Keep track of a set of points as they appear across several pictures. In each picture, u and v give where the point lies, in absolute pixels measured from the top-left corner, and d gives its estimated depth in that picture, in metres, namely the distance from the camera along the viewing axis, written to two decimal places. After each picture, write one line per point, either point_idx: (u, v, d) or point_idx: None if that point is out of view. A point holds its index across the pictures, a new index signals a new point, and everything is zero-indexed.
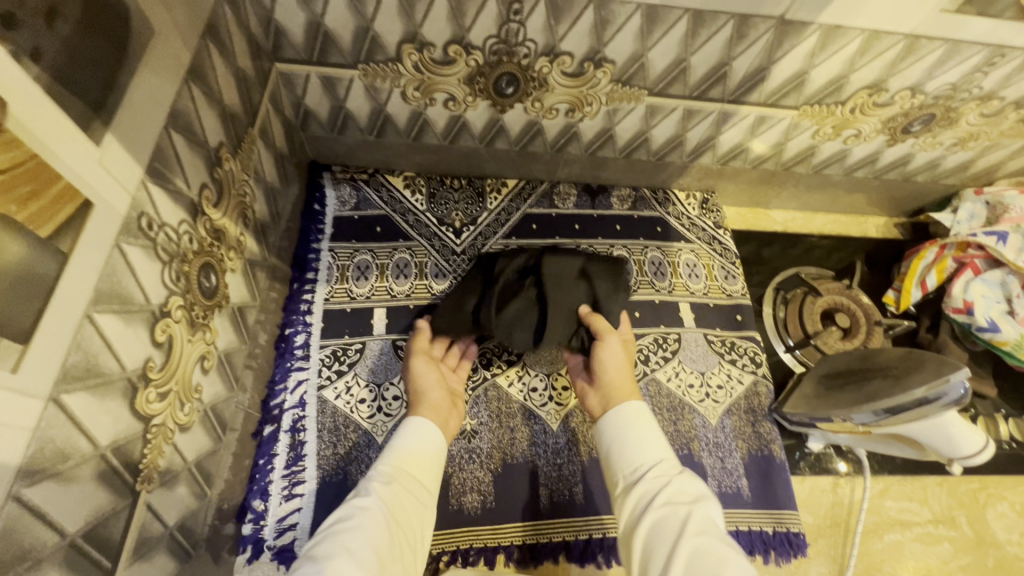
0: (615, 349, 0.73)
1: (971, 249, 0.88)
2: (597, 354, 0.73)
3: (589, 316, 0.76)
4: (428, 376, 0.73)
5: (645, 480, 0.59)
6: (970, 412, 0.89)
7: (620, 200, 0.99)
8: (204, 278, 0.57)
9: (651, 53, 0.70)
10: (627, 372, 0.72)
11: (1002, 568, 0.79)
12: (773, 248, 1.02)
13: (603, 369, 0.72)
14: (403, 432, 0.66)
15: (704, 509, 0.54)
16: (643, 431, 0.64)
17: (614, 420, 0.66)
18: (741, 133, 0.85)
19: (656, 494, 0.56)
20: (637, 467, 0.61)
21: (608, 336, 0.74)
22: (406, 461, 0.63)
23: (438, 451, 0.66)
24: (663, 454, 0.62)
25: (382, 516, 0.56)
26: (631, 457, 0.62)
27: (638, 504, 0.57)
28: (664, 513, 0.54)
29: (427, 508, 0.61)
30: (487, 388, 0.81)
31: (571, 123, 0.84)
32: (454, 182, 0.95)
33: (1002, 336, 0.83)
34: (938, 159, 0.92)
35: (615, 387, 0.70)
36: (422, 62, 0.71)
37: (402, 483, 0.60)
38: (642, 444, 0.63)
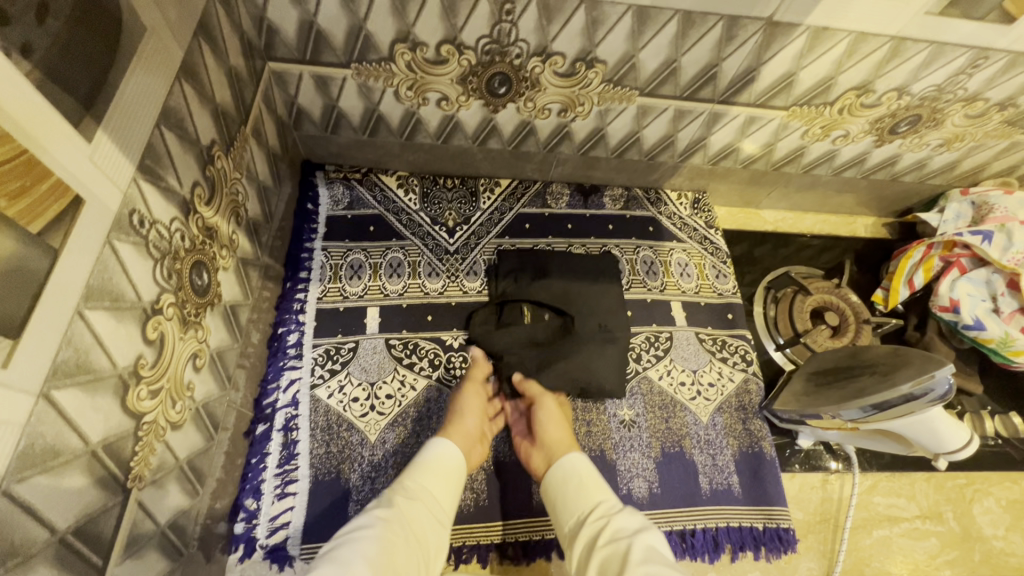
0: (552, 407, 0.74)
1: (957, 249, 0.89)
2: (536, 415, 0.74)
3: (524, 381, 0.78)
4: (472, 403, 0.74)
5: (587, 525, 0.59)
6: (957, 409, 0.90)
7: (612, 200, 1.00)
8: (196, 276, 0.57)
9: (642, 53, 0.70)
10: (565, 428, 0.73)
11: (988, 562, 0.80)
12: (764, 247, 1.03)
13: (541, 428, 0.73)
14: (429, 453, 0.67)
15: (645, 537, 0.55)
16: (583, 477, 0.65)
17: (558, 474, 0.67)
18: (731, 133, 0.86)
19: (596, 539, 0.57)
20: (581, 515, 0.61)
21: (542, 396, 0.76)
22: (426, 479, 0.63)
23: (456, 475, 0.66)
24: (603, 496, 0.63)
25: (401, 529, 0.55)
26: (574, 506, 0.63)
27: (586, 550, 0.57)
28: (607, 552, 0.54)
29: (441, 526, 0.60)
30: None
31: (563, 123, 0.84)
32: (448, 181, 0.96)
33: (987, 334, 0.85)
34: (925, 159, 0.93)
35: (556, 442, 0.70)
36: (414, 62, 0.72)
37: (422, 501, 0.60)
38: (583, 489, 0.64)
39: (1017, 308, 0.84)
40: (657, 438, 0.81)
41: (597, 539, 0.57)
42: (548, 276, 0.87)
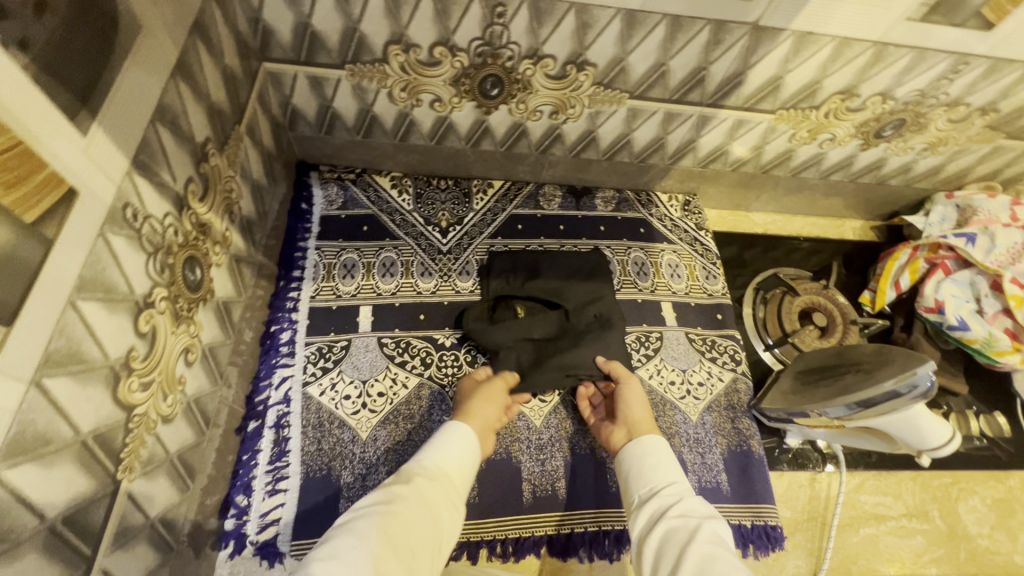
0: (638, 389, 0.76)
1: (942, 250, 0.91)
2: (620, 394, 0.76)
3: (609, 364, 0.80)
4: (498, 395, 0.74)
5: (658, 494, 0.62)
6: (943, 409, 0.91)
7: (604, 202, 1.01)
8: (188, 272, 0.58)
9: (631, 57, 0.72)
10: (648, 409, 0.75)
11: (973, 560, 0.81)
12: (754, 249, 1.04)
13: (625, 404, 0.75)
14: (444, 438, 0.67)
15: (714, 524, 0.57)
16: (661, 456, 0.67)
17: (635, 447, 0.69)
18: (719, 136, 0.88)
19: (669, 508, 0.59)
20: (652, 485, 0.64)
21: (628, 378, 0.78)
22: (444, 462, 0.64)
23: (471, 460, 0.66)
24: (675, 477, 0.64)
25: (418, 506, 0.56)
26: (645, 476, 0.65)
27: (649, 518, 0.60)
28: (674, 523, 0.57)
29: (456, 507, 0.61)
30: None
31: (555, 125, 0.86)
32: (441, 182, 0.97)
33: (971, 334, 0.87)
34: (910, 163, 0.95)
35: (637, 421, 0.72)
36: (408, 63, 0.73)
37: (438, 482, 0.61)
38: (658, 465, 0.66)
39: (1001, 309, 0.85)
40: None
41: (665, 510, 0.59)
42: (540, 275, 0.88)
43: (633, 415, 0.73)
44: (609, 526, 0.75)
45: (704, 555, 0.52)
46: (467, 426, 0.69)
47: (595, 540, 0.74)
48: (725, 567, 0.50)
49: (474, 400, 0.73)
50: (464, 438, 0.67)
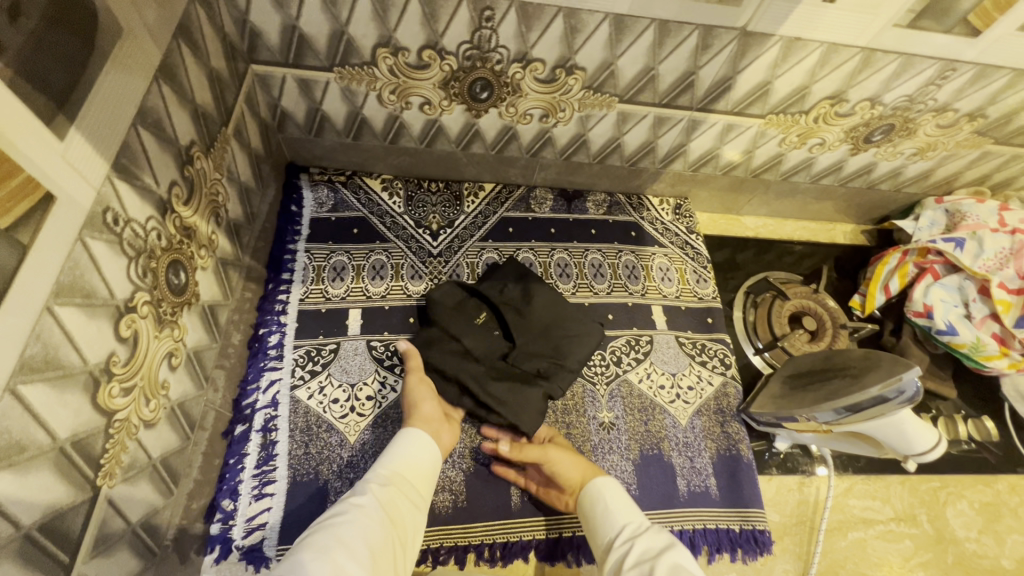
0: (561, 459, 0.72)
1: (931, 255, 0.91)
2: (552, 472, 0.72)
3: (520, 450, 0.73)
4: (422, 389, 0.74)
5: (614, 547, 0.61)
6: (931, 413, 0.92)
7: (595, 205, 1.01)
8: (172, 275, 0.58)
9: (620, 61, 0.72)
10: (581, 463, 0.72)
11: (961, 565, 0.81)
12: (746, 253, 1.04)
13: (562, 477, 0.72)
14: (398, 445, 0.67)
15: (671, 555, 0.57)
16: (611, 500, 0.67)
17: (586, 504, 0.68)
18: (710, 140, 0.88)
19: (626, 557, 0.59)
20: (610, 538, 0.63)
21: (546, 455, 0.72)
22: (402, 468, 0.64)
23: (428, 462, 0.67)
24: (629, 519, 0.64)
25: (378, 514, 0.57)
26: (602, 530, 0.65)
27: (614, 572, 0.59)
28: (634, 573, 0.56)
29: (417, 512, 0.62)
30: None
31: (545, 128, 0.85)
32: (432, 185, 0.96)
33: (960, 339, 0.87)
34: (900, 167, 0.95)
35: (582, 484, 0.70)
36: (396, 66, 0.73)
37: (397, 488, 0.62)
38: (611, 510, 0.66)
39: (988, 314, 0.86)
40: (635, 441, 0.81)
41: (625, 560, 0.59)
42: (518, 275, 0.86)
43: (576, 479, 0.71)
44: None
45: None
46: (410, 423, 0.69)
47: (583, 545, 0.74)
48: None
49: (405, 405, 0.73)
50: (414, 435, 0.67)
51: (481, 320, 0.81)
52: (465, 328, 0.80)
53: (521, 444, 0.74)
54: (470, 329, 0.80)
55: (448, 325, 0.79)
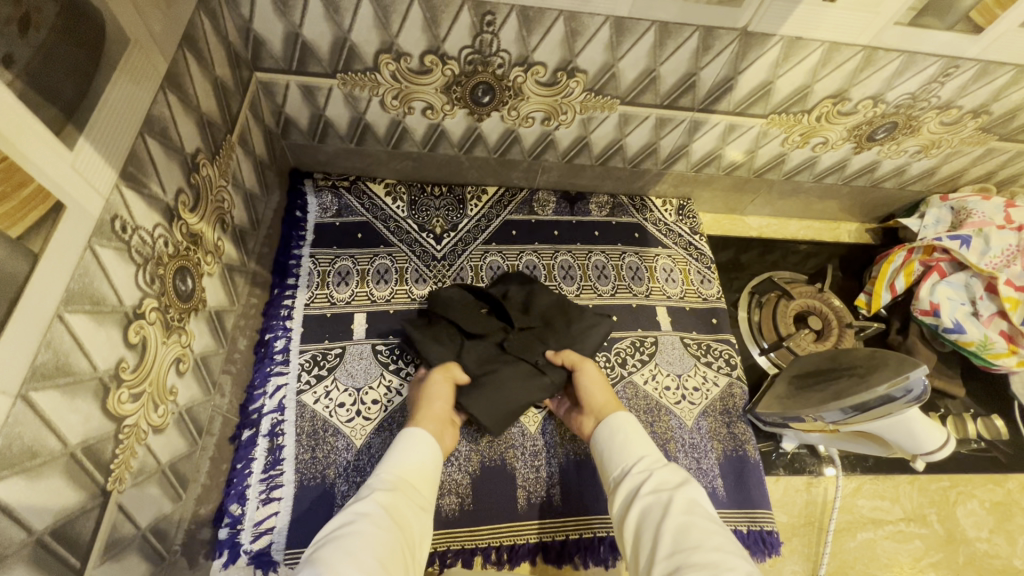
0: (594, 373, 0.76)
1: (937, 253, 0.90)
2: (580, 380, 0.75)
3: (562, 351, 0.79)
4: (438, 390, 0.73)
5: (630, 474, 0.63)
6: (940, 412, 0.91)
7: (598, 207, 1.01)
8: (179, 281, 0.58)
9: (621, 63, 0.72)
10: (609, 391, 0.75)
11: (972, 565, 0.80)
12: (750, 253, 1.04)
13: (584, 392, 0.75)
14: (397, 449, 0.66)
15: (687, 490, 0.58)
16: (628, 435, 0.68)
17: (604, 431, 0.70)
18: (712, 141, 0.88)
19: (642, 485, 0.61)
20: (624, 467, 0.65)
21: (583, 363, 0.77)
22: (403, 472, 0.64)
23: (432, 465, 0.66)
24: (644, 451, 0.66)
25: (382, 519, 0.56)
26: (618, 459, 0.66)
27: (627, 498, 0.61)
28: (650, 501, 0.58)
29: (424, 512, 0.61)
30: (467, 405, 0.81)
31: (547, 131, 0.86)
32: (435, 189, 0.97)
33: (967, 337, 0.86)
34: (904, 166, 0.95)
35: (603, 405, 0.73)
36: (399, 72, 0.73)
37: (402, 492, 0.61)
38: (627, 444, 0.67)
39: (995, 311, 0.85)
40: None
41: (639, 490, 0.60)
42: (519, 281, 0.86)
43: (599, 400, 0.73)
44: (603, 533, 0.74)
45: (680, 527, 0.54)
46: (424, 431, 0.68)
47: (590, 547, 0.74)
48: (700, 536, 0.52)
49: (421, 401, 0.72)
50: (417, 436, 0.67)
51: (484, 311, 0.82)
52: (465, 317, 0.79)
53: (563, 352, 0.79)
54: (471, 319, 0.79)
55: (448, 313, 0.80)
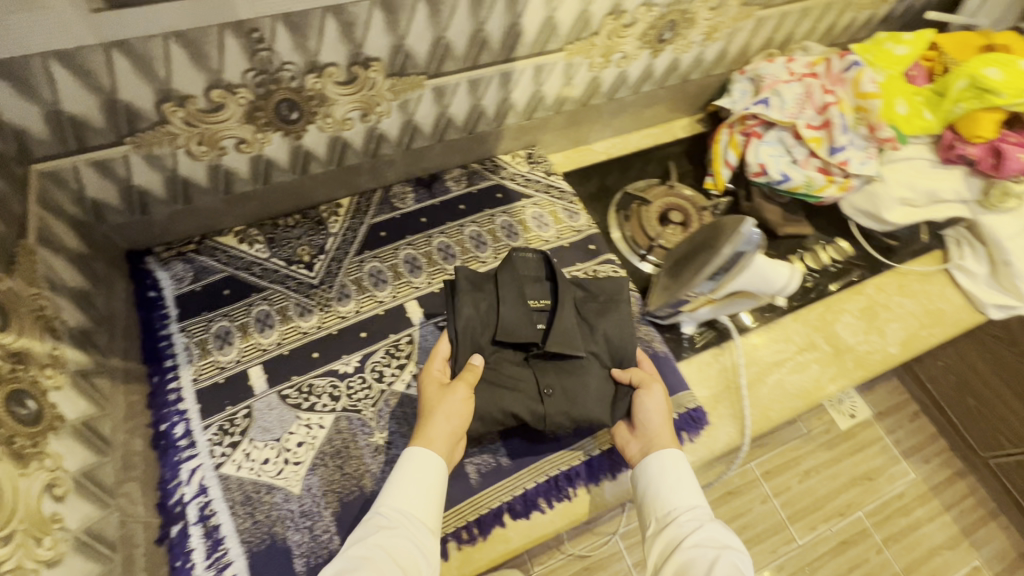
0: (659, 398, 0.78)
1: (749, 121, 1.01)
2: (642, 403, 0.78)
3: (627, 373, 0.81)
4: (452, 406, 0.73)
5: (677, 522, 0.68)
6: (799, 252, 1.03)
7: (455, 181, 1.03)
8: (16, 407, 0.54)
9: (408, 40, 0.74)
10: (667, 420, 0.77)
11: (859, 366, 0.93)
12: (606, 175, 1.11)
13: (645, 416, 0.77)
14: (400, 468, 0.69)
15: (729, 553, 0.62)
16: (679, 478, 0.72)
17: (653, 464, 0.73)
18: (528, 87, 0.92)
19: (689, 536, 0.66)
20: (670, 509, 0.70)
21: (652, 384, 0.79)
22: (407, 500, 0.66)
23: (437, 483, 0.69)
24: (694, 500, 0.70)
25: (382, 560, 0.60)
26: (666, 500, 0.71)
27: (669, 544, 0.67)
28: (691, 553, 0.63)
29: (427, 539, 0.65)
30: (405, 440, 0.79)
31: (371, 127, 0.85)
32: (289, 220, 0.95)
33: (794, 183, 0.98)
34: (700, 55, 1.04)
35: (655, 435, 0.76)
36: (190, 116, 0.70)
37: (402, 528, 0.64)
38: (674, 489, 0.71)
39: (807, 153, 0.98)
40: None
41: (684, 540, 0.65)
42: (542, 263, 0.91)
43: (651, 430, 0.76)
44: (557, 470, 0.80)
45: None
46: (435, 454, 0.70)
47: (550, 487, 0.78)
48: None
49: (439, 413, 0.72)
50: (418, 456, 0.69)
51: (535, 305, 0.86)
52: (516, 299, 0.83)
53: (629, 369, 0.82)
54: (521, 306, 0.83)
55: (503, 287, 0.84)
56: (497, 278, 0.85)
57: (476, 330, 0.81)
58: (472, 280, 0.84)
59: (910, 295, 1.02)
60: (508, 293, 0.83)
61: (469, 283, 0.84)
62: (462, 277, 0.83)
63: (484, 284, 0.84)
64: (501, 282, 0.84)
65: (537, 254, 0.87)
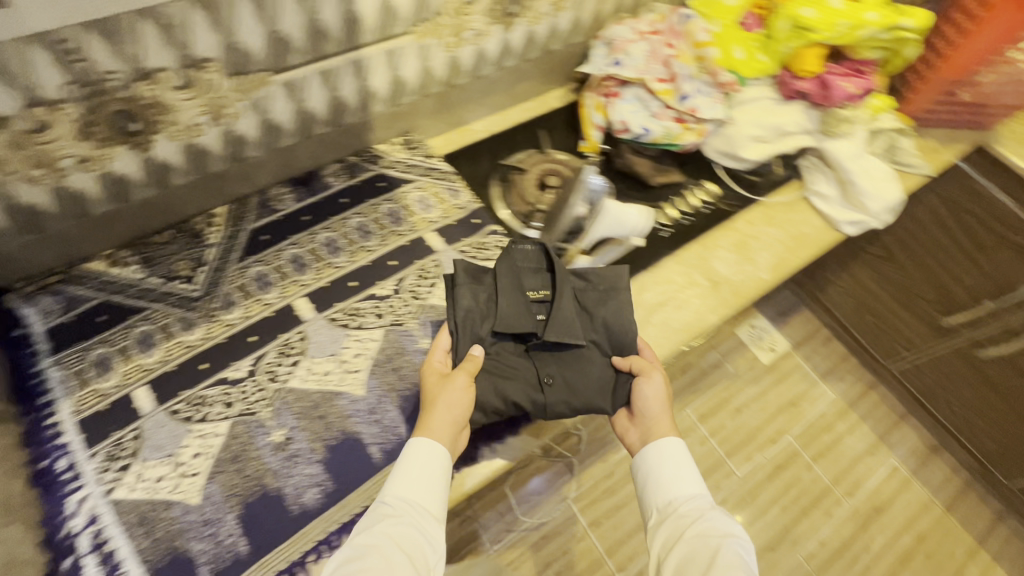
0: (657, 385, 0.83)
1: (608, 83, 1.08)
2: (642, 390, 0.84)
3: (628, 361, 0.86)
4: (452, 397, 0.77)
5: (680, 513, 0.74)
6: (672, 199, 1.10)
7: (335, 176, 1.03)
8: None
9: (239, 37, 0.74)
10: (663, 408, 0.83)
11: (735, 294, 1.01)
12: (486, 152, 1.14)
13: (644, 403, 0.83)
14: (404, 457, 0.73)
15: (731, 542, 0.68)
16: (680, 470, 0.78)
17: (651, 453, 0.80)
18: (385, 73, 0.94)
19: (692, 525, 0.71)
20: (671, 500, 0.76)
21: (651, 372, 0.84)
22: (410, 488, 0.71)
23: (440, 470, 0.72)
24: (694, 491, 0.76)
25: (388, 546, 0.64)
26: (667, 491, 0.77)
27: (672, 531, 0.72)
28: (695, 543, 0.69)
29: (433, 525, 0.70)
30: (305, 434, 0.79)
31: (226, 130, 0.85)
32: (164, 237, 0.92)
33: (655, 135, 1.04)
34: (554, 25, 1.09)
35: (654, 422, 0.82)
36: (14, 139, 0.68)
37: (407, 515, 0.69)
38: (675, 481, 0.77)
39: (663, 106, 1.04)
40: None
41: (687, 530, 0.71)
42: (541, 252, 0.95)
43: (649, 418, 0.82)
44: None
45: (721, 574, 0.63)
46: (439, 444, 0.73)
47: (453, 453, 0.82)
48: None
49: (440, 404, 0.76)
50: (422, 445, 0.73)
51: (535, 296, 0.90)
52: (514, 290, 0.88)
53: (630, 358, 0.87)
54: (520, 298, 0.88)
55: (502, 279, 0.88)
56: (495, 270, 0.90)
57: (475, 321, 0.86)
58: (469, 273, 0.88)
59: (775, 224, 1.11)
60: (510, 287, 0.88)
61: (467, 276, 0.88)
62: (462, 270, 0.88)
63: (482, 277, 0.89)
64: (500, 274, 0.89)
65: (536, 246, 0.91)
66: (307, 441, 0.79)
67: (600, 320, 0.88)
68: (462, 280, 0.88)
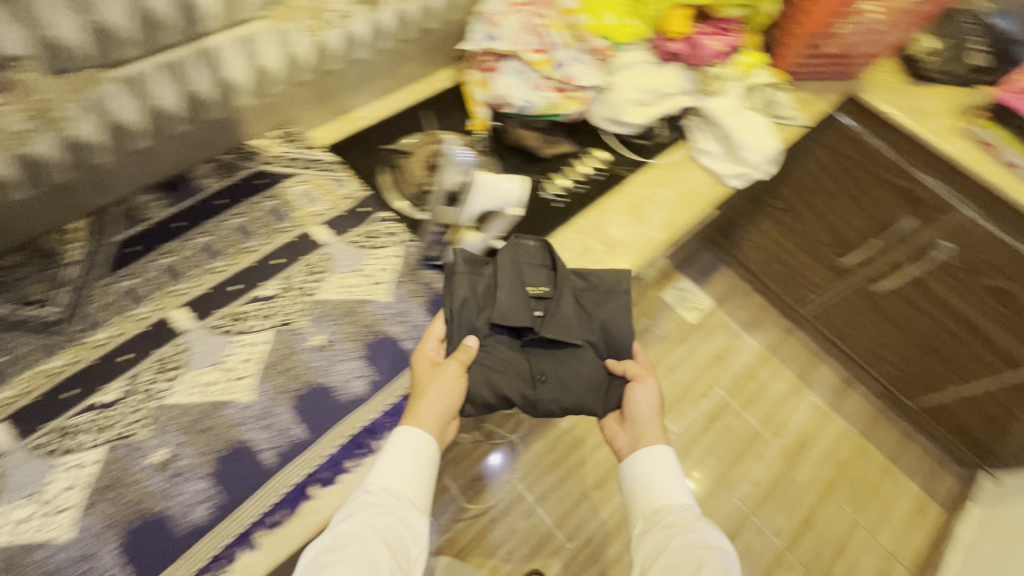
0: (650, 391, 0.89)
1: (486, 57, 1.07)
2: (637, 393, 0.89)
3: (627, 365, 0.92)
4: (444, 387, 0.80)
5: (667, 523, 0.76)
6: (564, 169, 1.11)
7: (209, 177, 0.97)
8: None
9: (52, 31, 0.68)
10: (656, 417, 0.88)
11: (632, 255, 1.03)
12: (373, 138, 1.11)
13: (638, 408, 0.88)
14: (392, 446, 0.76)
15: (717, 554, 0.69)
16: (668, 482, 0.81)
17: (639, 457, 0.84)
18: (242, 63, 0.89)
19: (678, 535, 0.73)
20: (658, 509, 0.78)
21: (647, 378, 0.90)
22: (394, 479, 0.73)
23: (424, 461, 0.75)
24: (682, 503, 0.78)
25: (369, 536, 0.66)
26: (654, 501, 0.79)
27: (658, 539, 0.74)
28: (681, 551, 0.70)
29: (416, 516, 0.73)
30: (189, 450, 0.75)
31: (63, 137, 0.77)
32: (11, 259, 0.84)
33: (538, 105, 1.06)
34: (425, 3, 1.07)
35: (647, 429, 0.87)
36: None
37: (390, 507, 0.71)
38: (663, 492, 0.80)
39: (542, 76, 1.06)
40: (355, 340, 0.87)
41: (673, 540, 0.73)
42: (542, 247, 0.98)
43: (642, 424, 0.87)
44: (356, 429, 0.82)
45: None
46: (428, 435, 0.77)
47: (353, 446, 0.81)
48: None
49: (430, 394, 0.79)
50: (410, 433, 0.76)
51: (536, 292, 0.93)
52: (513, 283, 0.92)
53: (627, 362, 0.92)
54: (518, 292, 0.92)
55: (501, 269, 0.92)
56: (497, 260, 0.94)
57: (471, 312, 0.89)
58: (468, 261, 0.93)
59: (667, 184, 1.14)
60: (511, 281, 0.92)
61: (467, 266, 0.92)
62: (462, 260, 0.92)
63: (483, 268, 0.93)
64: (502, 265, 0.93)
65: (540, 241, 0.95)
66: (191, 456, 0.75)
67: (596, 322, 0.94)
68: (461, 269, 0.92)
